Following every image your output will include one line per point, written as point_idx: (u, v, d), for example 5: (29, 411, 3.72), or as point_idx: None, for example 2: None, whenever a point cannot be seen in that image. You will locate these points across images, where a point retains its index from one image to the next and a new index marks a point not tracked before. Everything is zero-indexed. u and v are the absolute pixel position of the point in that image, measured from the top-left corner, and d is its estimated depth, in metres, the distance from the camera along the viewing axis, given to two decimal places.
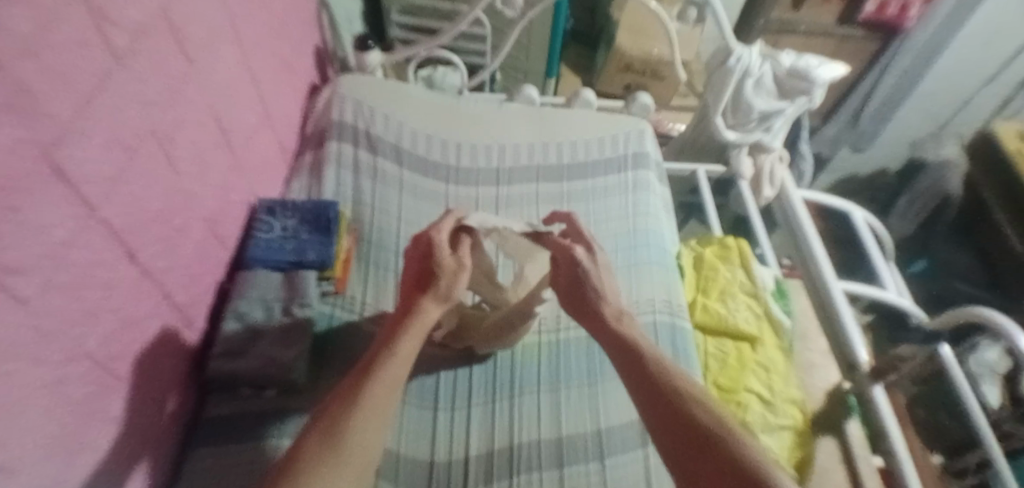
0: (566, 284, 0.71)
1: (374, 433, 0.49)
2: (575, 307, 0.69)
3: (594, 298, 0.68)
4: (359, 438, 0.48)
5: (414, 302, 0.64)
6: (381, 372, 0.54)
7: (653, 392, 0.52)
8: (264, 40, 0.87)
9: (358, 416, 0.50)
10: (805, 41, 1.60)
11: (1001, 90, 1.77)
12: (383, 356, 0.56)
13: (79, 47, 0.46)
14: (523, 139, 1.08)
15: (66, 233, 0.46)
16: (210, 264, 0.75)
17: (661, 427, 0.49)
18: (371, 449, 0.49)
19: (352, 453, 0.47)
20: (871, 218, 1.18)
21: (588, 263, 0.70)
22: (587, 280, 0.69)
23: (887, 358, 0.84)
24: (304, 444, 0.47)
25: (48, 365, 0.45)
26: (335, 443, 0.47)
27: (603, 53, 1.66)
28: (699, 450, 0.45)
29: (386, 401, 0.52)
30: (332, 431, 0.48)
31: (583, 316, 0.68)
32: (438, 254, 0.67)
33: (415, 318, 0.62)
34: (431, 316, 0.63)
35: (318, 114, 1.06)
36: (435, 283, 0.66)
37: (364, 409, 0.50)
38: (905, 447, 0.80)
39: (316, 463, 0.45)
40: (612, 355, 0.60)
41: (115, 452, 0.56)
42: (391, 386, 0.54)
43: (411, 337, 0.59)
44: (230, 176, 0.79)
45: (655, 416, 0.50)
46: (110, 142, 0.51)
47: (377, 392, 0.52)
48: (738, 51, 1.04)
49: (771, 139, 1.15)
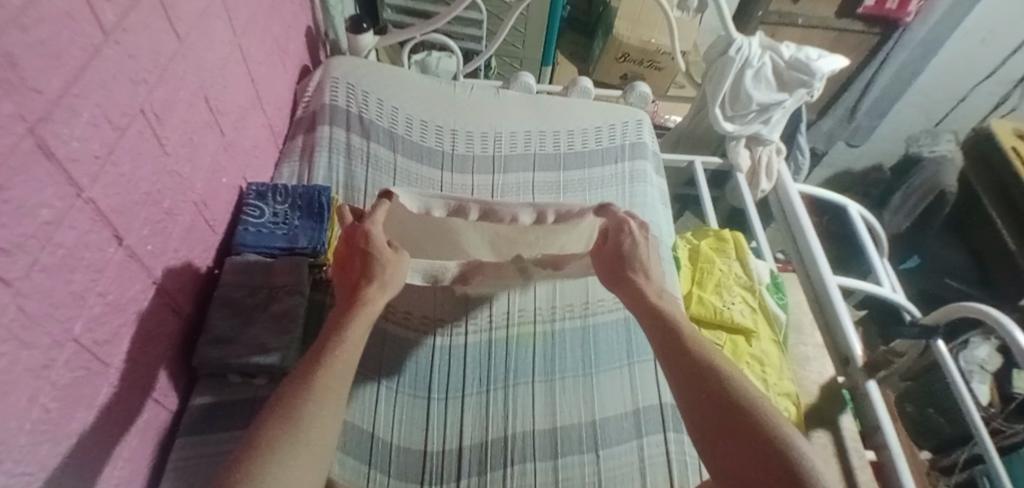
0: (609, 254, 0.72)
1: (328, 422, 0.50)
2: (614, 280, 0.70)
3: (640, 271, 0.68)
4: (316, 425, 0.49)
5: (359, 291, 0.62)
6: (333, 358, 0.54)
7: (685, 366, 0.54)
8: (254, 17, 0.84)
9: (312, 407, 0.49)
10: (803, 34, 1.58)
11: (997, 89, 1.78)
12: (333, 343, 0.55)
13: (67, 21, 0.44)
14: (520, 126, 1.06)
15: (52, 213, 0.44)
16: (199, 249, 0.73)
17: (692, 397, 0.51)
18: (326, 434, 0.49)
19: (306, 439, 0.47)
20: (867, 213, 1.16)
21: (641, 237, 0.70)
22: (636, 250, 0.70)
23: (883, 352, 0.85)
24: (261, 425, 0.48)
25: (34, 351, 0.43)
26: (290, 432, 0.47)
27: (600, 42, 1.64)
28: (730, 422, 0.48)
29: (338, 387, 0.52)
30: (288, 419, 0.48)
31: (620, 286, 0.69)
32: (372, 249, 0.65)
33: (362, 304, 0.61)
34: (379, 295, 0.62)
35: (309, 96, 1.03)
36: (377, 269, 0.64)
37: (317, 396, 0.50)
38: (899, 441, 0.81)
39: (272, 446, 0.45)
40: (643, 325, 0.62)
41: (101, 441, 0.54)
42: (341, 372, 0.54)
43: (360, 326, 0.58)
44: (220, 158, 0.76)
45: (689, 388, 0.52)
46: (98, 120, 0.49)
47: (331, 377, 0.52)
48: (739, 41, 1.03)
49: (769, 132, 1.14)
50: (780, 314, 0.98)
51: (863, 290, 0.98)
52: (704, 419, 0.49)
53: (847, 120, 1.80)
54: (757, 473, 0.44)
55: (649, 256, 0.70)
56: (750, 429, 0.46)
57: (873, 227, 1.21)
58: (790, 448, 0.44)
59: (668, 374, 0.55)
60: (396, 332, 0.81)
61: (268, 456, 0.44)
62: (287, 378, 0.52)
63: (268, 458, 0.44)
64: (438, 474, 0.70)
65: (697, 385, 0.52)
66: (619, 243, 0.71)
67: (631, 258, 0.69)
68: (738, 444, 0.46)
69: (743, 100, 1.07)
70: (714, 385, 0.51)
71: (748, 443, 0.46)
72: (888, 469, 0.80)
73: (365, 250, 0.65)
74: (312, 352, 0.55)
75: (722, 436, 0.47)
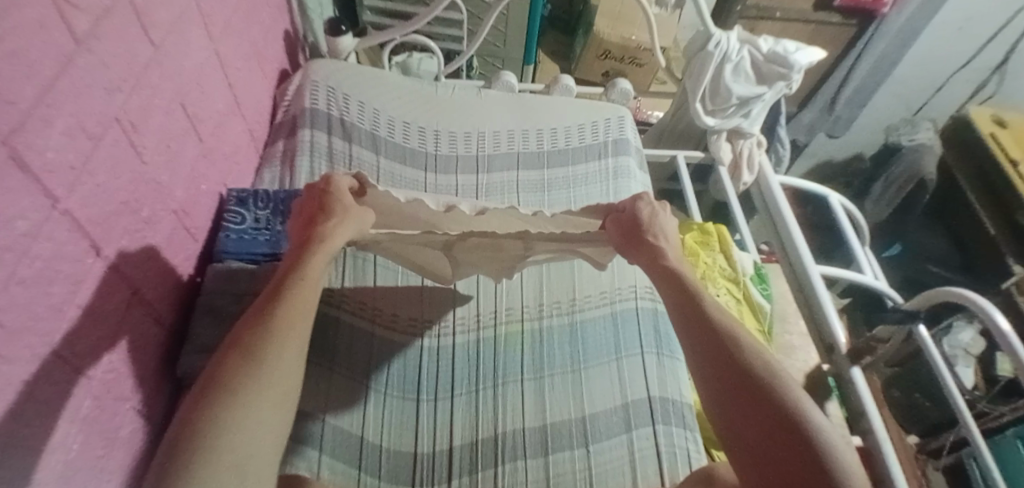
0: (621, 227, 0.69)
1: (291, 360, 0.49)
2: (627, 246, 0.68)
3: (655, 239, 0.67)
4: (278, 364, 0.48)
5: (314, 233, 0.61)
6: (291, 299, 0.53)
7: (704, 340, 0.55)
8: (230, 22, 0.83)
9: (273, 346, 0.48)
10: (782, 28, 1.60)
11: (973, 78, 1.82)
12: (290, 282, 0.54)
13: (39, 31, 0.43)
14: (503, 125, 1.06)
15: (28, 225, 0.43)
16: (179, 257, 0.72)
17: (713, 372, 0.52)
18: (290, 374, 0.49)
19: (270, 375, 0.47)
20: (848, 203, 1.18)
21: (652, 212, 0.69)
22: (649, 223, 0.68)
23: (865, 340, 0.86)
24: (220, 366, 0.46)
25: (13, 365, 0.42)
26: (252, 369, 0.46)
27: (582, 40, 1.65)
28: (752, 399, 0.49)
29: (300, 325, 0.52)
30: (247, 358, 0.47)
31: (638, 256, 0.67)
32: (335, 192, 0.64)
33: (318, 244, 0.59)
34: (341, 237, 0.62)
35: (289, 101, 1.02)
36: (338, 208, 0.63)
37: (277, 335, 0.49)
38: (883, 426, 0.82)
39: (234, 387, 0.44)
40: (667, 299, 0.62)
41: (86, 454, 0.53)
42: (301, 311, 0.53)
43: (316, 266, 0.57)
44: (199, 165, 0.76)
45: (710, 362, 0.53)
46: (73, 130, 0.48)
47: (291, 315, 0.52)
48: (717, 37, 1.04)
49: (749, 125, 1.16)
50: (765, 305, 0.99)
51: (847, 278, 0.99)
52: (734, 403, 0.50)
53: (827, 112, 1.82)
54: (782, 454, 0.45)
55: (661, 228, 0.68)
56: (772, 408, 0.48)
57: (854, 216, 1.22)
58: (809, 428, 0.46)
59: (687, 346, 0.56)
60: (384, 335, 0.81)
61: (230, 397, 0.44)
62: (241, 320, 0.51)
63: (232, 397, 0.44)
64: (430, 475, 0.70)
65: (721, 361, 0.53)
66: (631, 216, 0.68)
67: (642, 226, 0.68)
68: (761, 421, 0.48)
69: (722, 95, 1.08)
70: (734, 359, 0.52)
71: (766, 423, 0.47)
72: (875, 455, 0.81)
73: (327, 196, 0.64)
74: (267, 294, 0.54)
75: (744, 409, 0.49)
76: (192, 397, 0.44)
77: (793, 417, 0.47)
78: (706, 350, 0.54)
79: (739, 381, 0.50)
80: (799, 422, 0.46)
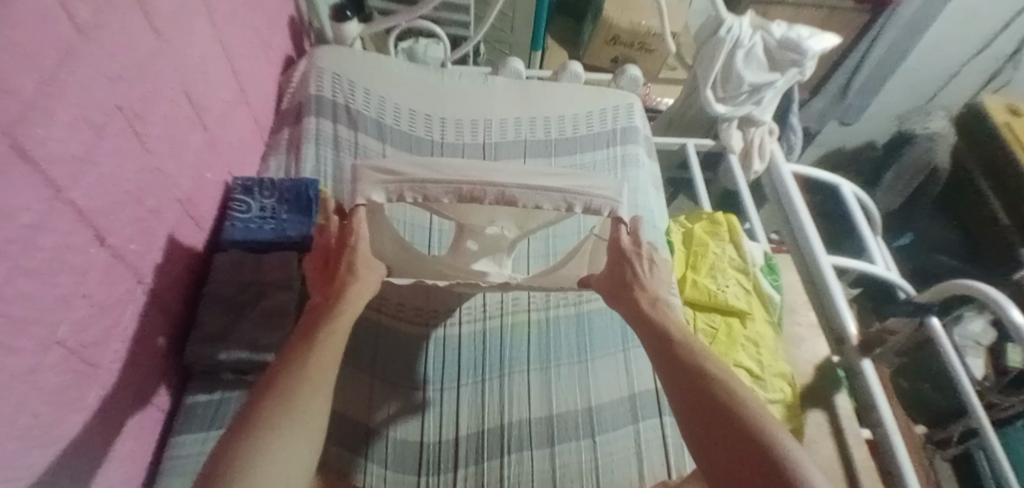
0: (608, 273, 0.69)
1: (320, 404, 0.49)
2: (615, 295, 0.67)
3: (635, 283, 0.66)
4: (306, 409, 0.48)
5: (342, 277, 0.61)
6: (319, 348, 0.52)
7: (691, 381, 0.52)
8: (233, 7, 0.82)
9: (304, 392, 0.48)
10: (794, 14, 1.56)
11: (990, 64, 1.78)
12: (322, 328, 0.55)
13: (39, 19, 0.42)
14: (510, 113, 1.05)
15: (32, 216, 0.43)
16: (187, 246, 0.72)
17: (697, 413, 0.49)
18: (316, 420, 0.48)
19: (299, 419, 0.47)
20: (860, 192, 1.16)
21: (635, 254, 0.67)
22: (633, 264, 0.67)
23: (877, 330, 0.84)
24: (253, 410, 0.47)
25: (20, 357, 0.42)
26: (281, 414, 0.46)
27: (590, 25, 1.63)
28: (734, 441, 0.46)
29: (330, 369, 0.52)
30: (279, 401, 0.47)
31: (618, 302, 0.66)
32: (359, 244, 0.62)
33: (347, 291, 0.59)
34: (364, 292, 0.61)
35: (294, 89, 1.02)
36: (361, 261, 0.62)
37: (307, 381, 0.49)
38: (893, 419, 0.81)
39: (265, 432, 0.45)
40: (650, 343, 0.60)
41: (92, 442, 0.54)
42: (328, 361, 0.52)
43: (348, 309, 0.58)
44: (205, 154, 0.75)
45: (692, 404, 0.50)
46: (76, 120, 0.48)
47: (319, 366, 0.51)
48: (729, 22, 1.01)
49: (761, 112, 1.14)
50: (775, 296, 0.98)
51: (856, 269, 0.98)
52: (720, 450, 0.46)
53: (839, 99, 1.80)
54: None
55: (649, 269, 0.67)
56: (762, 450, 0.44)
57: (866, 205, 1.20)
58: (794, 464, 0.42)
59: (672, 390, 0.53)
60: (390, 324, 0.81)
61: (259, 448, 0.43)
62: (274, 366, 0.51)
63: (261, 445, 0.44)
64: (435, 465, 0.71)
65: (698, 399, 0.50)
66: (620, 259, 0.67)
67: (630, 271, 0.67)
68: (752, 458, 0.44)
69: (734, 81, 1.06)
70: (718, 397, 0.49)
71: (758, 459, 0.43)
72: (884, 447, 0.80)
73: (351, 246, 0.62)
74: (300, 337, 0.54)
75: (733, 448, 0.45)
76: (225, 439, 0.45)
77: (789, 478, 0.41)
78: (695, 410, 0.50)
79: (736, 436, 0.46)
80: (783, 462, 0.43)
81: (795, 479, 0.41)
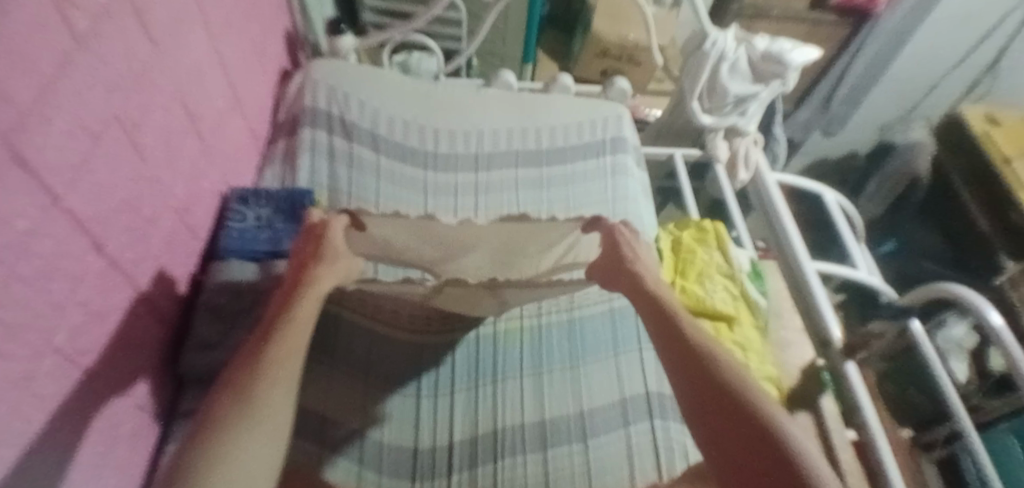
0: (604, 261, 0.71)
1: (283, 391, 0.48)
2: (614, 274, 0.69)
3: (633, 261, 0.67)
4: (269, 399, 0.46)
5: (304, 271, 0.60)
6: (280, 340, 0.51)
7: (680, 360, 0.53)
8: (229, 19, 0.83)
9: (264, 382, 0.47)
10: (777, 26, 1.60)
11: (967, 75, 1.83)
12: (281, 321, 0.53)
13: (39, 30, 0.43)
14: (502, 123, 1.07)
15: (28, 223, 0.44)
16: (181, 255, 0.73)
17: (693, 390, 0.51)
18: (282, 408, 0.47)
19: (261, 407, 0.45)
20: (844, 201, 1.18)
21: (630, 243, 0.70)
22: (629, 248, 0.69)
23: (860, 335, 0.86)
24: (215, 405, 0.45)
25: (15, 361, 0.43)
26: (242, 405, 0.45)
27: (580, 39, 1.66)
28: (728, 417, 0.48)
29: (292, 359, 0.50)
30: (239, 394, 0.46)
31: (616, 281, 0.68)
32: (324, 240, 0.63)
33: (308, 285, 0.58)
34: (326, 282, 0.60)
35: (290, 100, 1.04)
36: (327, 255, 0.62)
37: (269, 371, 0.48)
38: (877, 422, 0.83)
39: (226, 424, 0.43)
40: (647, 319, 0.61)
41: (86, 447, 0.54)
42: (293, 348, 0.51)
43: (308, 302, 0.56)
44: (199, 163, 0.76)
45: (687, 383, 0.52)
46: (74, 128, 0.49)
47: (281, 354, 0.50)
48: (713, 36, 1.04)
49: (746, 123, 1.17)
50: (763, 302, 1.00)
51: (842, 275, 1.00)
52: (715, 419, 0.48)
53: (822, 110, 1.85)
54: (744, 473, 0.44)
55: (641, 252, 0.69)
56: (755, 426, 0.46)
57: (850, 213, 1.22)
58: (785, 434, 0.45)
59: (667, 366, 0.55)
60: (386, 333, 0.82)
61: (230, 430, 0.43)
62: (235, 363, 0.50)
63: (222, 435, 0.42)
64: (431, 470, 0.72)
65: (693, 377, 0.52)
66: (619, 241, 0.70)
67: (622, 253, 0.69)
68: (748, 428, 0.46)
69: (719, 92, 1.09)
70: (709, 373, 0.51)
71: (752, 434, 0.46)
72: (869, 448, 0.82)
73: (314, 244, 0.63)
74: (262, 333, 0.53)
75: (723, 425, 0.47)
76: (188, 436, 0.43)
77: (788, 449, 0.43)
78: (687, 391, 0.51)
79: (738, 423, 0.47)
80: (774, 434, 0.45)
81: (793, 450, 0.43)
